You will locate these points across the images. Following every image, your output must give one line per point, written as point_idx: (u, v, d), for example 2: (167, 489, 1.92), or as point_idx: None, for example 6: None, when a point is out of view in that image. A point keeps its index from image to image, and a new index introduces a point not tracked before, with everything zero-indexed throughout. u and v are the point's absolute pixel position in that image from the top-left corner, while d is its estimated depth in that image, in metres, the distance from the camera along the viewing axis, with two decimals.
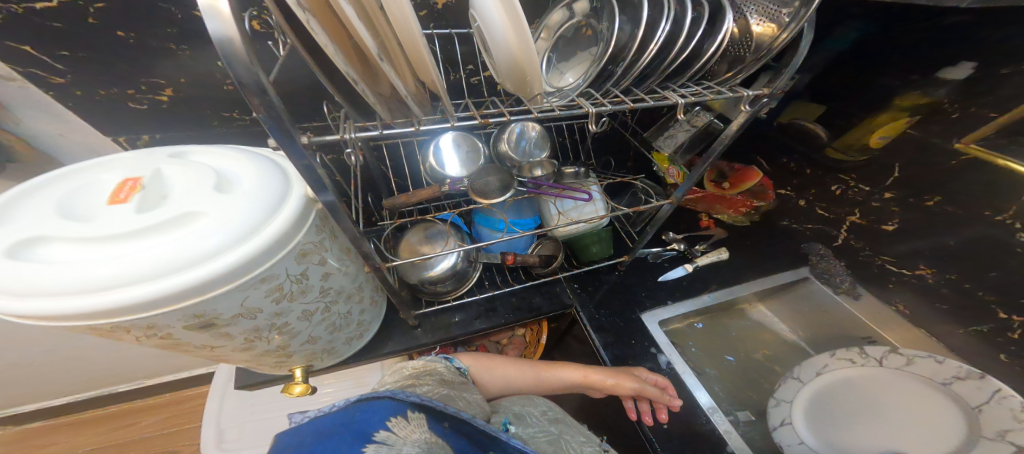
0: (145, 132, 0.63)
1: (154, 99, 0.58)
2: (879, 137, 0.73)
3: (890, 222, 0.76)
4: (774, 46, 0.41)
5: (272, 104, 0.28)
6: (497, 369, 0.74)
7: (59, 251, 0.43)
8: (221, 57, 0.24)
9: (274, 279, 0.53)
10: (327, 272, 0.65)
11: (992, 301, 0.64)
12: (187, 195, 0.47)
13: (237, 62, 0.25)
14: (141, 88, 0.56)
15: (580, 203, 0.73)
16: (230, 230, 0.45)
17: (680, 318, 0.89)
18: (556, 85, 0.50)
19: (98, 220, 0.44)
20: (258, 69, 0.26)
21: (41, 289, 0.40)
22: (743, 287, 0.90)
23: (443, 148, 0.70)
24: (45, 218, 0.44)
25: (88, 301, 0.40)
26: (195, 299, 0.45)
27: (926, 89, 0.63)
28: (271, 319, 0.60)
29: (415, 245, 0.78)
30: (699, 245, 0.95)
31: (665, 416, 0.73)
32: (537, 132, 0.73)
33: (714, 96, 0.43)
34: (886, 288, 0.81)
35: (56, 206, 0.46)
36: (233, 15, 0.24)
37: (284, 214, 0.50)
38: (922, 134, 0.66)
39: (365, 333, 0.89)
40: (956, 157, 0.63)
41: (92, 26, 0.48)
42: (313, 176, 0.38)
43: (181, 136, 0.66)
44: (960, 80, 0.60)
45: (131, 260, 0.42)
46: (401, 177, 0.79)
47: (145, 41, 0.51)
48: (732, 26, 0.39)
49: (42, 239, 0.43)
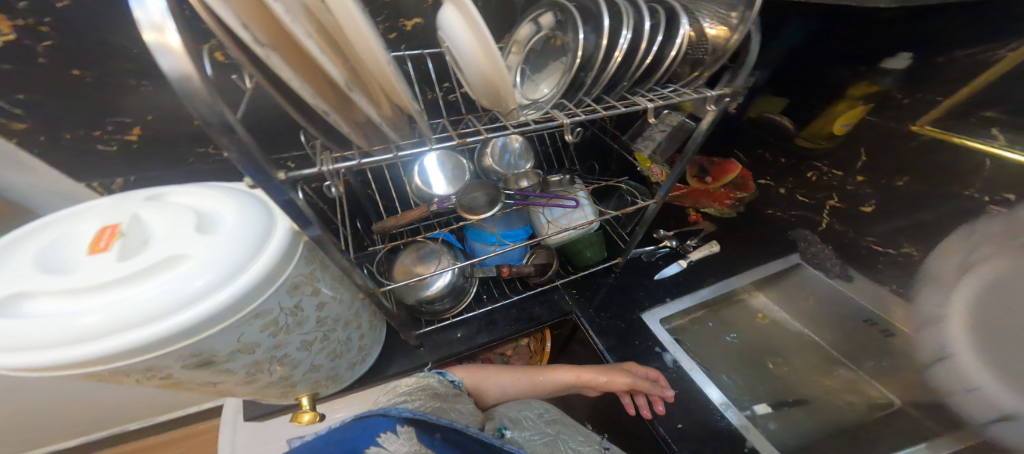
0: (119, 175, 0.63)
1: (123, 139, 0.59)
2: (842, 125, 0.87)
3: (868, 203, 0.86)
4: (728, 47, 0.43)
5: (241, 141, 0.29)
6: (489, 380, 0.72)
7: (43, 305, 0.43)
8: (179, 95, 0.24)
9: (268, 314, 0.53)
10: (323, 301, 0.64)
11: (978, 273, 0.65)
12: (171, 237, 0.47)
13: (195, 98, 0.25)
14: (108, 129, 0.56)
15: (569, 210, 0.74)
16: (218, 269, 0.45)
17: (681, 314, 0.89)
18: (531, 98, 0.51)
19: (81, 271, 0.44)
20: (222, 104, 0.26)
21: (30, 345, 0.39)
22: (739, 278, 0.90)
23: (428, 168, 0.71)
24: (26, 274, 0.44)
25: (78, 353, 0.39)
26: (188, 342, 0.45)
27: (874, 80, 0.78)
28: (269, 352, 0.59)
29: (410, 266, 0.78)
30: (691, 240, 0.96)
31: (661, 410, 0.73)
32: (520, 143, 0.75)
33: (680, 98, 0.45)
34: (874, 269, 0.82)
35: (38, 260, 0.46)
36: (185, 51, 0.24)
37: (272, 247, 0.50)
38: (882, 120, 0.83)
39: (367, 357, 0.88)
40: (907, 133, 0.75)
41: (44, 65, 0.48)
42: (294, 209, 0.38)
43: (158, 176, 0.66)
44: (900, 69, 0.74)
45: (120, 307, 0.42)
46: (389, 199, 0.79)
47: (103, 78, 0.51)
48: (688, 30, 0.41)
49: (25, 295, 0.42)
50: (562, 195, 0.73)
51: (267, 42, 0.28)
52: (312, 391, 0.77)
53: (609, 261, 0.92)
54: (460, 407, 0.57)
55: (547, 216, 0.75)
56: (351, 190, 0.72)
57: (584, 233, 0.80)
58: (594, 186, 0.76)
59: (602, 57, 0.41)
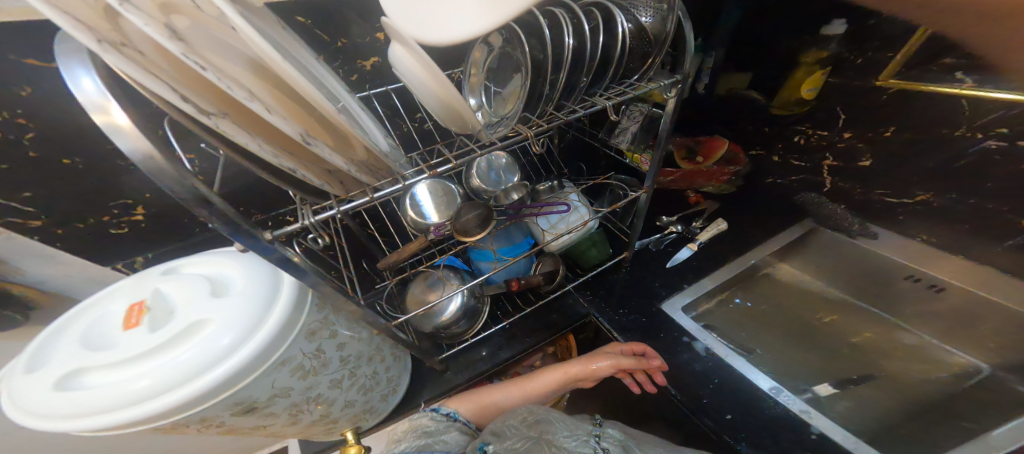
0: (138, 254, 0.67)
1: (130, 220, 0.62)
2: (807, 90, 0.79)
3: (864, 158, 0.77)
4: (666, 35, 0.45)
5: (219, 209, 0.29)
6: (484, 405, 0.80)
7: (92, 378, 0.46)
8: (146, 174, 0.25)
9: (293, 361, 0.54)
10: (345, 340, 0.65)
11: (1008, 214, 0.60)
12: (193, 303, 0.49)
13: (161, 174, 0.26)
14: (113, 213, 0.60)
15: (564, 214, 0.73)
16: (239, 326, 0.47)
17: (704, 299, 0.85)
18: (499, 114, 0.52)
19: (117, 348, 0.46)
20: (189, 176, 0.27)
21: (85, 415, 0.42)
22: (754, 253, 0.87)
23: (420, 198, 0.72)
24: (73, 353, 0.47)
25: (129, 416, 0.42)
26: (229, 392, 0.47)
27: (819, 46, 0.73)
28: (304, 394, 0.61)
29: (421, 296, 0.79)
30: (698, 221, 0.93)
31: (660, 378, 0.73)
32: (504, 159, 0.77)
33: (635, 92, 0.47)
34: (897, 221, 0.76)
35: (80, 340, 0.49)
36: (136, 129, 0.24)
37: (284, 296, 0.52)
38: (841, 79, 0.74)
39: (398, 386, 0.88)
40: (884, 92, 0.68)
41: (34, 158, 0.50)
42: (290, 265, 0.39)
43: (172, 249, 0.69)
44: (842, 34, 0.69)
45: (159, 371, 0.44)
46: (388, 235, 0.81)
47: (94, 163, 0.54)
48: (626, 25, 0.43)
49: (75, 371, 0.45)
50: (556, 201, 0.74)
51: (219, 110, 0.29)
52: (354, 425, 0.79)
53: (615, 257, 0.92)
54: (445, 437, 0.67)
55: (546, 223, 0.75)
56: (348, 232, 0.74)
57: (585, 234, 0.79)
58: (584, 186, 0.76)
59: (552, 65, 0.42)
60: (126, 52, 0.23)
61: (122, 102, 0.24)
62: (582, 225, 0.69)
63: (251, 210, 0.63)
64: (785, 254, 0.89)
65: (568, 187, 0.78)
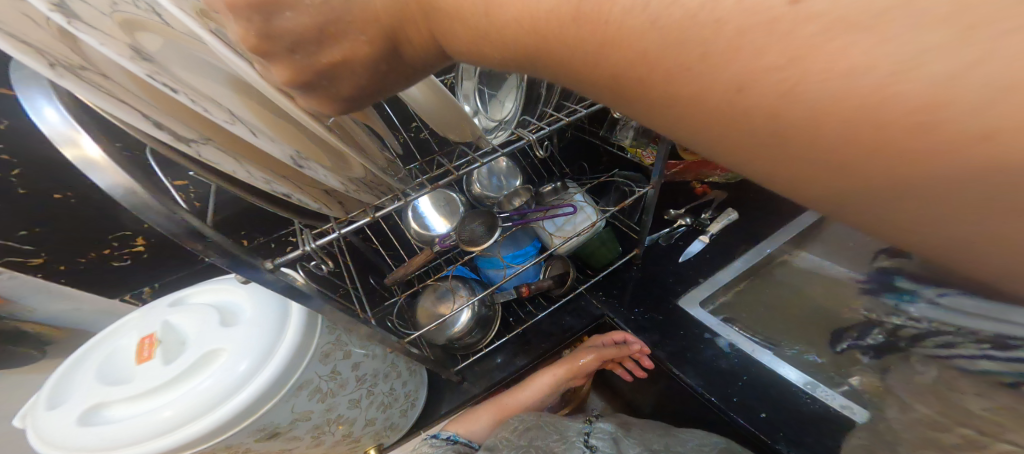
0: (145, 285, 0.67)
1: (132, 251, 0.62)
2: None
3: None
4: None
5: (215, 242, 0.30)
6: (483, 420, 0.80)
7: (113, 414, 0.46)
8: (128, 208, 0.25)
9: (311, 383, 0.54)
10: (361, 360, 0.63)
11: None
12: (208, 332, 0.49)
13: (142, 208, 0.25)
14: (114, 245, 0.60)
15: (570, 216, 0.72)
16: (257, 351, 0.47)
17: (722, 292, 0.83)
18: (497, 117, 0.52)
19: (135, 381, 0.46)
20: (178, 211, 0.27)
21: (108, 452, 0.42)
22: (769, 241, 0.84)
23: (424, 210, 0.71)
24: (91, 390, 0.47)
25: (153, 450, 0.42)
26: (249, 419, 0.47)
27: None
28: (324, 415, 0.60)
29: (432, 309, 0.78)
30: (706, 212, 0.91)
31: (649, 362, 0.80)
32: (506, 163, 0.77)
33: None
34: None
35: (98, 376, 0.48)
36: (110, 160, 0.24)
37: (297, 318, 0.52)
38: None
39: (417, 401, 0.87)
40: None
41: (30, 194, 0.52)
42: (295, 292, 0.39)
43: (176, 279, 0.69)
44: None
45: (181, 401, 0.44)
46: (393, 249, 0.80)
47: (88, 196, 0.55)
48: None
49: (96, 408, 0.45)
50: (562, 203, 0.73)
51: (201, 136, 0.29)
52: (376, 442, 0.80)
53: (626, 253, 0.89)
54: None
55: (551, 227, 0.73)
56: (353, 249, 0.73)
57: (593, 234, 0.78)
58: (588, 185, 0.75)
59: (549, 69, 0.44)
60: (86, 77, 0.22)
61: (93, 133, 0.24)
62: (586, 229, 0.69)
63: (253, 233, 0.63)
64: (799, 241, 0.86)
65: (573, 188, 0.76)
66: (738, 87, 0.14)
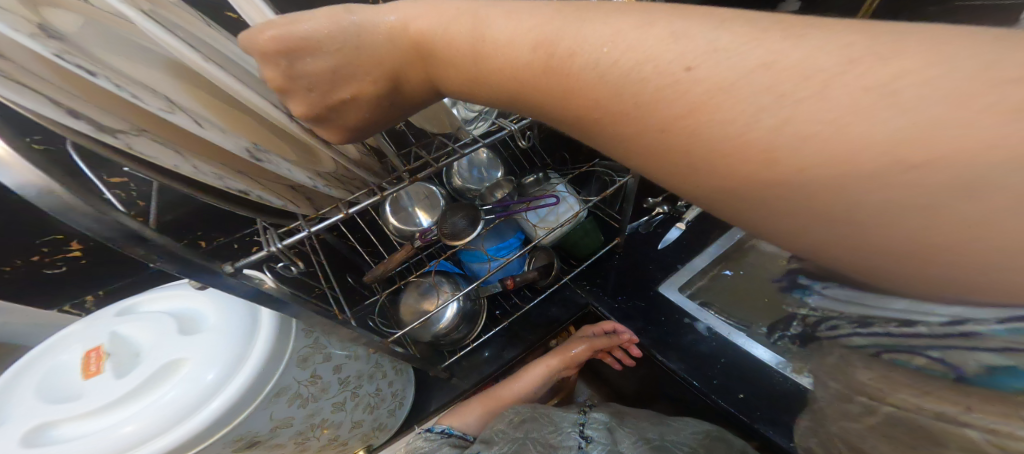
0: (88, 293, 0.63)
1: (67, 257, 0.57)
2: None
3: None
4: None
5: (157, 244, 0.27)
6: (476, 414, 0.79)
7: (63, 434, 0.42)
8: (46, 210, 0.22)
9: (290, 389, 0.51)
10: (342, 362, 0.61)
11: None
12: (168, 341, 0.46)
13: (65, 210, 0.22)
14: (44, 251, 0.55)
15: (553, 207, 0.71)
16: (226, 359, 0.45)
17: (699, 276, 0.85)
18: (477, 108, 0.50)
19: (85, 397, 0.42)
20: (108, 211, 0.24)
21: None
22: (741, 227, 0.87)
23: (401, 205, 0.68)
24: (35, 410, 0.43)
25: None
26: (223, 431, 0.44)
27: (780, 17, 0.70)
28: (307, 421, 0.58)
29: (416, 306, 0.76)
30: (681, 200, 0.92)
31: (638, 351, 0.80)
32: (486, 154, 0.75)
33: None
34: None
35: (41, 395, 0.44)
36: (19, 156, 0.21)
37: (267, 323, 0.48)
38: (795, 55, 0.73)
39: (405, 400, 0.85)
40: None
41: None
42: (261, 296, 0.36)
43: (127, 285, 0.65)
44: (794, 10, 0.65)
45: (142, 417, 0.41)
46: (372, 245, 0.77)
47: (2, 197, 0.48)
48: None
49: (41, 429, 0.41)
50: (545, 194, 0.72)
51: (134, 127, 0.26)
52: (365, 444, 0.79)
53: (609, 242, 0.90)
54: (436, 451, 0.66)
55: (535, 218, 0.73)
56: (328, 247, 0.70)
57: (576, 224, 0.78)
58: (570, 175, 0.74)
59: None
60: None
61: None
62: (569, 220, 0.69)
63: (211, 233, 0.59)
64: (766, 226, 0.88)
65: (556, 179, 0.76)
66: (658, 129, 0.17)
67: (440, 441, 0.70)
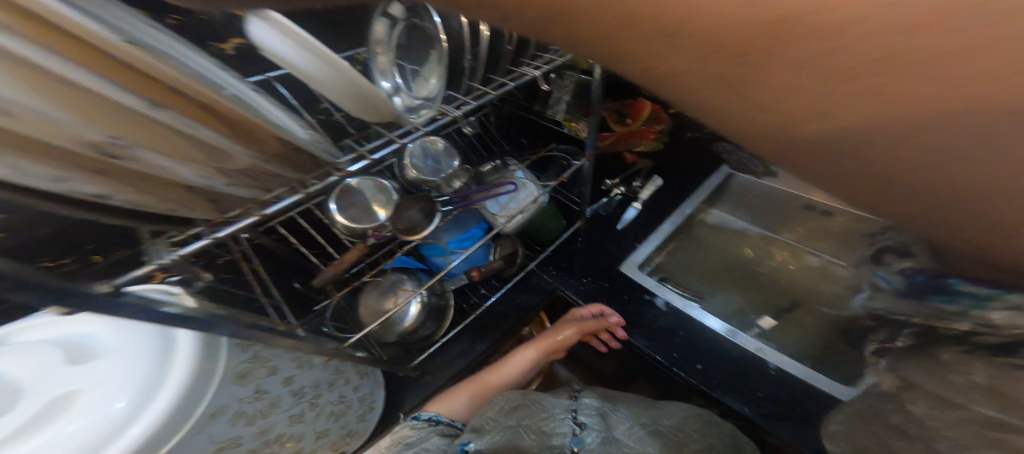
0: None
1: None
2: None
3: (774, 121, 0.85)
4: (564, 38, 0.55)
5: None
6: (463, 401, 0.76)
7: None
8: None
9: (227, 410, 0.46)
10: (292, 374, 0.55)
11: None
12: (52, 379, 0.38)
13: None
14: None
15: (512, 194, 0.70)
16: (132, 392, 0.38)
17: (656, 253, 0.89)
18: (422, 95, 0.46)
19: None
20: None
21: None
22: (689, 204, 0.91)
23: (347, 199, 0.61)
24: None
25: None
26: None
27: None
28: (258, 439, 0.53)
29: (376, 306, 0.72)
30: (635, 182, 0.94)
31: (622, 333, 0.81)
32: (441, 143, 0.68)
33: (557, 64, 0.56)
34: None
35: None
36: None
37: (183, 346, 0.41)
38: None
39: (376, 403, 0.81)
40: None
41: None
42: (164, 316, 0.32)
43: None
44: None
45: None
46: (321, 247, 0.70)
47: None
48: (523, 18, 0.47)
49: None
50: (503, 181, 0.70)
51: None
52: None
53: (569, 226, 0.90)
54: (426, 442, 0.63)
55: (496, 207, 0.71)
56: (267, 252, 0.63)
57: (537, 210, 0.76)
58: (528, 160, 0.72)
59: (467, 38, 0.47)
60: None
61: None
62: (530, 205, 0.69)
63: None
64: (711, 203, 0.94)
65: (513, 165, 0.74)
66: None
67: (429, 431, 0.66)
